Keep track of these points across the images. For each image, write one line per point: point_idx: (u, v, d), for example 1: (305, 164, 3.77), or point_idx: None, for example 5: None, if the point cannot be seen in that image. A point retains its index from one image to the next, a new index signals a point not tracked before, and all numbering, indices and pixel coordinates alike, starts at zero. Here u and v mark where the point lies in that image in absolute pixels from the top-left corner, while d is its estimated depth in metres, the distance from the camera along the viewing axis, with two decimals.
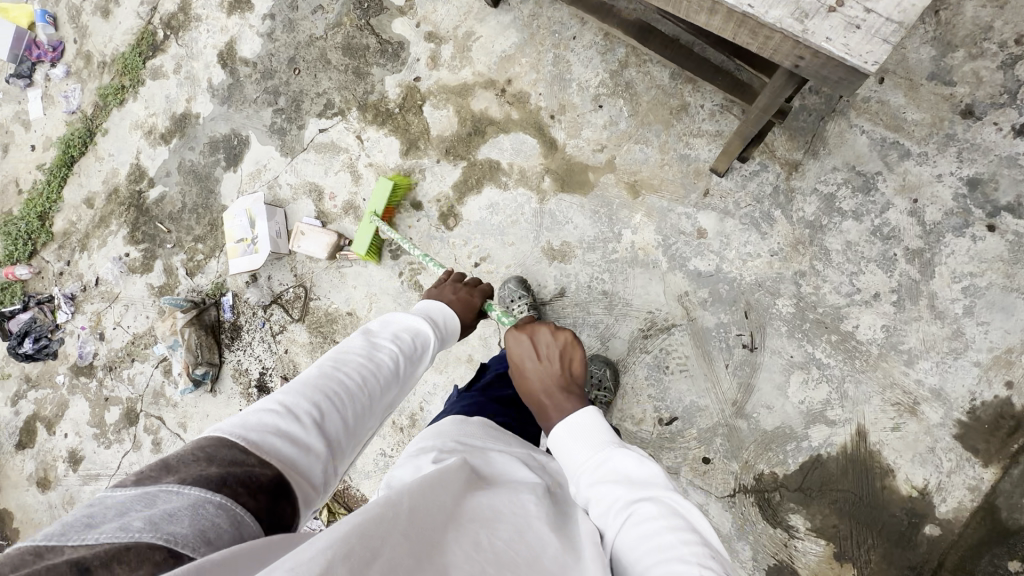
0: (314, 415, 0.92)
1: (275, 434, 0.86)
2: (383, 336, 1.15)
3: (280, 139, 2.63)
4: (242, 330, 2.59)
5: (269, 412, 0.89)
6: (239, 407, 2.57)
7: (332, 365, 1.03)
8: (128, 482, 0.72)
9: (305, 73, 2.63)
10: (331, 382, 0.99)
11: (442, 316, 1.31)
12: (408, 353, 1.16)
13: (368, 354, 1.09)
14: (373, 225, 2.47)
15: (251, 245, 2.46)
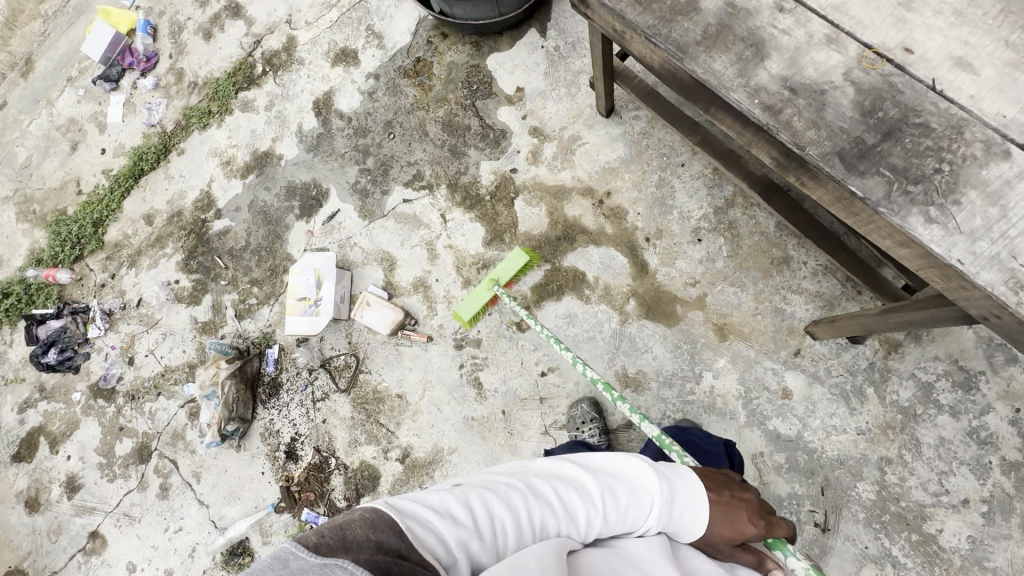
0: (472, 528, 0.92)
1: (438, 531, 0.89)
2: (601, 481, 1.09)
3: (360, 200, 2.57)
4: (281, 389, 2.46)
5: (449, 508, 0.93)
6: (261, 469, 2.41)
7: (517, 485, 1.04)
8: (312, 546, 0.75)
9: (399, 139, 2.59)
10: (502, 498, 1.00)
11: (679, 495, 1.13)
12: (610, 507, 1.06)
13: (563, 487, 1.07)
14: (441, 310, 2.38)
15: (314, 306, 2.38)
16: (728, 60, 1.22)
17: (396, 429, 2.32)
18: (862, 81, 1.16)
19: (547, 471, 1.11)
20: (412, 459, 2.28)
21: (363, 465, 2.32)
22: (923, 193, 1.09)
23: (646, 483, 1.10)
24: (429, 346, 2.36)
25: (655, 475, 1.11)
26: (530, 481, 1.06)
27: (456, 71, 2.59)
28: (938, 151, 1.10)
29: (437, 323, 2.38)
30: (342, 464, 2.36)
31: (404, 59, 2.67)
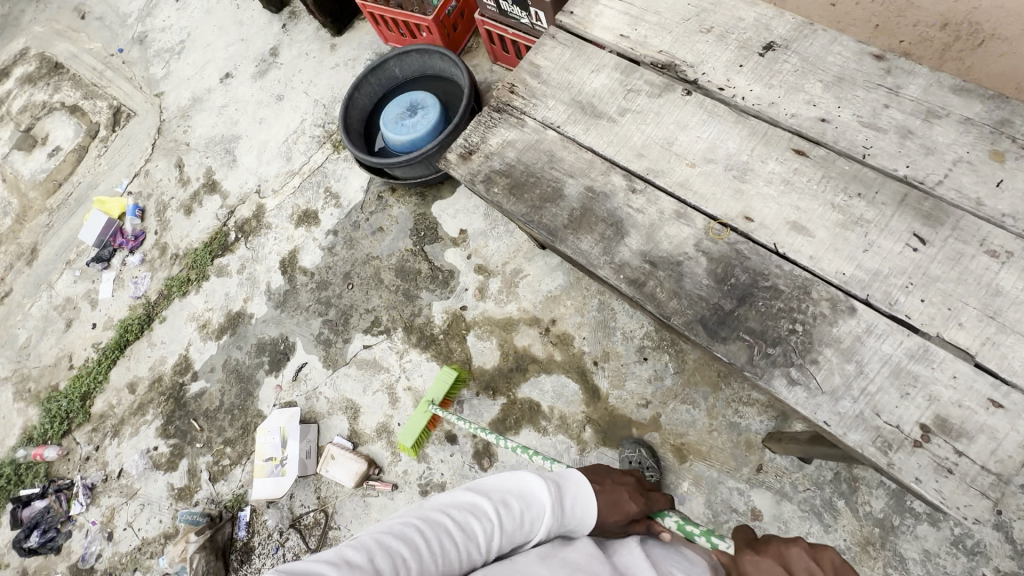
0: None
1: None
2: (495, 501, 1.03)
3: (324, 350, 2.69)
4: (253, 554, 2.43)
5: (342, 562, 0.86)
6: None
7: (412, 522, 0.96)
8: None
9: (358, 289, 2.76)
10: (396, 542, 0.92)
11: (573, 506, 1.10)
12: (511, 531, 1.01)
13: (461, 519, 1.00)
14: (404, 454, 2.40)
15: (280, 467, 2.42)
16: (593, 240, 1.34)
17: None
18: (712, 250, 1.26)
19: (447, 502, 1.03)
20: None
21: None
22: (782, 354, 1.14)
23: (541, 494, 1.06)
24: (395, 494, 2.35)
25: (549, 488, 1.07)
26: (431, 515, 0.99)
27: (405, 220, 2.81)
28: (789, 312, 1.16)
29: (401, 469, 2.38)
30: None
31: (359, 215, 2.91)
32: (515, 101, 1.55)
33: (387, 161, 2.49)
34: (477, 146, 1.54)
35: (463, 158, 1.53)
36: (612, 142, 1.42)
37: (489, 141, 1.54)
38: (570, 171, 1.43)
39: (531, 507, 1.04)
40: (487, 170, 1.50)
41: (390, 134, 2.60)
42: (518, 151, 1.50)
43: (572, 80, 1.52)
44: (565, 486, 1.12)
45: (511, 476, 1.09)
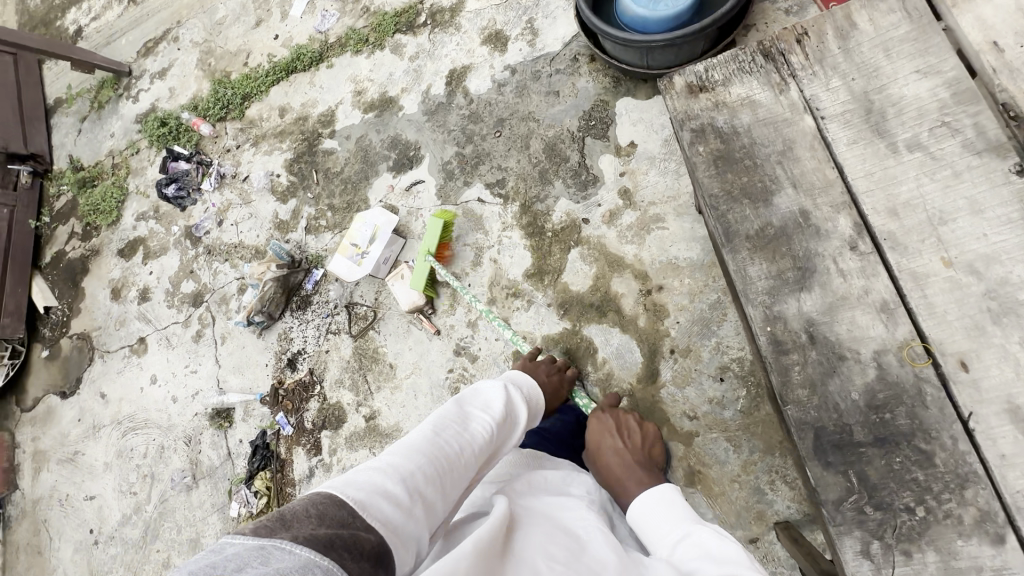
0: (412, 482, 0.99)
1: (379, 497, 0.93)
2: (484, 411, 1.22)
3: (443, 180, 2.68)
4: (309, 307, 2.76)
5: (377, 472, 0.98)
6: (266, 361, 2.77)
7: (431, 432, 1.11)
8: (250, 532, 0.78)
9: (502, 141, 2.62)
10: (425, 449, 1.07)
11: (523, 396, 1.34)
12: (499, 427, 1.22)
13: (463, 425, 1.16)
14: (459, 312, 2.49)
15: (358, 258, 2.57)
16: (766, 271, 1.11)
17: (375, 391, 2.53)
18: (890, 370, 1.01)
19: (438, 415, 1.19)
20: (374, 423, 2.49)
21: (337, 404, 2.58)
22: (878, 521, 0.97)
23: (515, 402, 1.28)
24: (434, 338, 2.50)
25: (518, 398, 1.30)
26: (439, 425, 1.14)
27: (584, 100, 2.53)
28: (922, 489, 0.95)
29: (450, 323, 2.49)
30: (323, 393, 2.63)
31: (544, 67, 2.64)
32: (793, 55, 1.19)
33: (605, 26, 2.13)
34: (714, 86, 1.24)
35: (689, 92, 1.25)
36: (870, 175, 1.09)
37: (730, 89, 1.23)
38: (796, 180, 1.14)
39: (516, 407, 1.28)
40: (706, 122, 1.23)
41: None
42: (754, 120, 1.20)
43: (882, 67, 1.13)
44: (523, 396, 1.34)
45: (484, 385, 1.30)
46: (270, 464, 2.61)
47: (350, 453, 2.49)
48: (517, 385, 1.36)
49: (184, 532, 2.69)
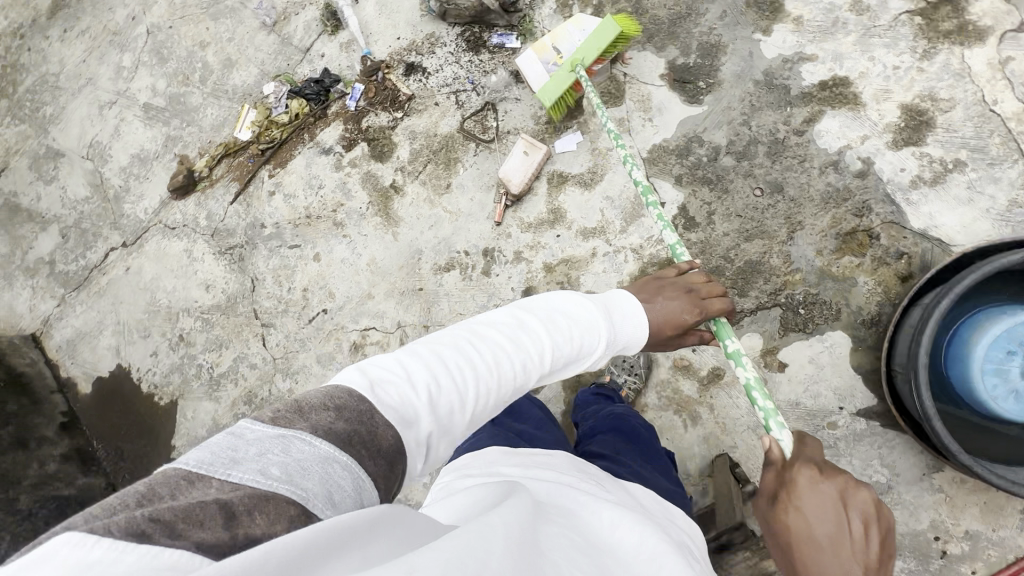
0: (436, 388, 0.95)
1: (394, 395, 0.90)
2: (538, 317, 1.15)
3: (674, 147, 2.11)
4: (472, 54, 2.34)
5: (405, 372, 0.94)
6: (402, 36, 2.44)
7: (473, 336, 1.07)
8: (270, 421, 0.76)
9: (747, 203, 2.03)
10: (461, 352, 1.03)
11: (615, 321, 1.25)
12: (558, 332, 1.14)
13: (513, 332, 1.10)
14: (524, 236, 2.26)
15: (556, 70, 2.10)
16: None
17: (419, 178, 2.40)
18: None
19: (496, 320, 1.15)
20: (390, 195, 2.43)
21: (390, 146, 2.44)
22: None
23: (584, 309, 1.20)
24: (490, 218, 2.30)
25: (587, 303, 1.21)
26: (485, 333, 1.09)
27: (835, 287, 1.94)
28: None
29: (511, 229, 2.27)
30: (396, 121, 2.44)
31: (876, 217, 1.93)
32: None
33: (938, 317, 1.53)
34: None
35: None
36: None
37: None
38: None
39: (593, 334, 1.17)
40: None
41: (1002, 328, 1.52)
42: None
43: None
44: (615, 318, 1.25)
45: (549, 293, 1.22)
46: (315, 105, 2.54)
47: (357, 183, 2.48)
48: (605, 306, 1.25)
49: (232, 46, 2.69)
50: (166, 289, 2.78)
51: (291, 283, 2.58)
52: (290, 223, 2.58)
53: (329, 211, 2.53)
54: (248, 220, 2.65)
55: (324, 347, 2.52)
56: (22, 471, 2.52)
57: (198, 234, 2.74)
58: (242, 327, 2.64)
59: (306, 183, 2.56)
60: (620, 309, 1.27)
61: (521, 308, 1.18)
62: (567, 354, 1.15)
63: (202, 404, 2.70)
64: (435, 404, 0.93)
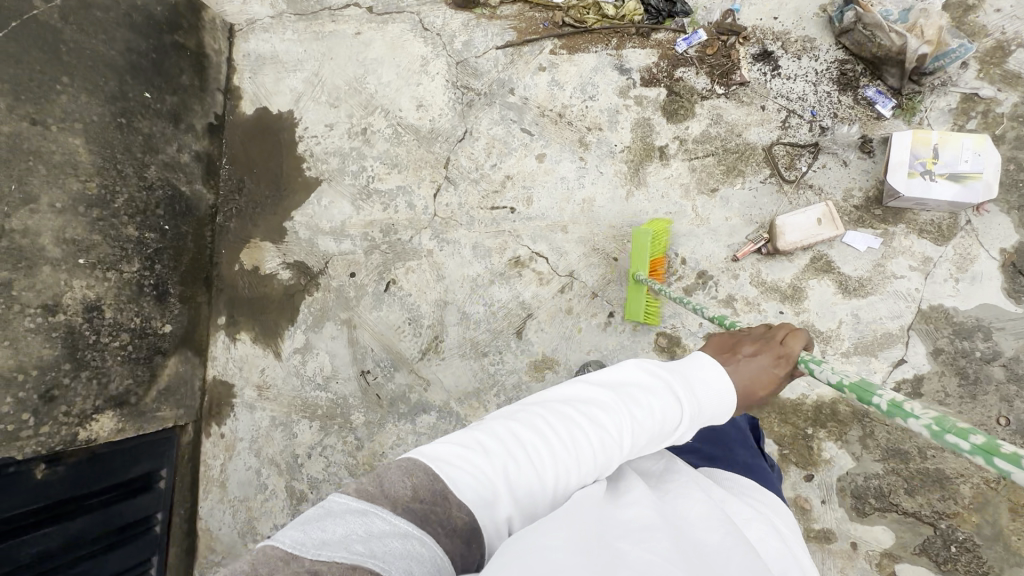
0: (514, 469, 0.92)
1: (461, 476, 0.89)
2: (616, 395, 1.04)
3: (958, 321, 1.89)
4: (835, 89, 2.06)
5: (474, 458, 0.92)
6: (780, 20, 2.14)
7: (545, 415, 1.00)
8: (353, 494, 0.85)
9: (985, 423, 1.84)
10: (540, 433, 0.97)
11: (705, 391, 1.11)
12: (642, 416, 1.02)
13: (590, 409, 1.01)
14: (748, 288, 2.08)
15: (919, 171, 1.84)
16: None
17: (692, 161, 2.17)
18: None
19: (570, 393, 1.06)
20: (652, 156, 2.22)
21: (687, 112, 2.20)
22: None
23: (656, 380, 1.09)
24: (730, 248, 2.11)
25: (661, 382, 1.08)
26: (566, 408, 1.01)
27: (1000, 552, 1.81)
28: None
29: (742, 272, 2.09)
30: (710, 92, 2.18)
31: None
32: None
33: None
34: None
35: None
36: None
37: None
38: None
39: (676, 415, 1.05)
40: None
41: None
42: None
43: None
44: (700, 386, 1.11)
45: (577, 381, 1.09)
46: (647, 19, 2.27)
47: (628, 121, 2.26)
48: (689, 379, 1.11)
49: None
50: (380, 78, 2.60)
51: (498, 161, 2.40)
52: (537, 108, 2.37)
53: (582, 125, 2.31)
54: (500, 75, 2.43)
55: (487, 239, 2.38)
56: (164, 146, 2.44)
57: (444, 52, 2.53)
58: (426, 164, 2.49)
59: (581, 84, 2.33)
60: (711, 385, 1.12)
61: (603, 381, 1.08)
62: (656, 430, 1.02)
63: (342, 202, 2.59)
64: (515, 486, 0.91)
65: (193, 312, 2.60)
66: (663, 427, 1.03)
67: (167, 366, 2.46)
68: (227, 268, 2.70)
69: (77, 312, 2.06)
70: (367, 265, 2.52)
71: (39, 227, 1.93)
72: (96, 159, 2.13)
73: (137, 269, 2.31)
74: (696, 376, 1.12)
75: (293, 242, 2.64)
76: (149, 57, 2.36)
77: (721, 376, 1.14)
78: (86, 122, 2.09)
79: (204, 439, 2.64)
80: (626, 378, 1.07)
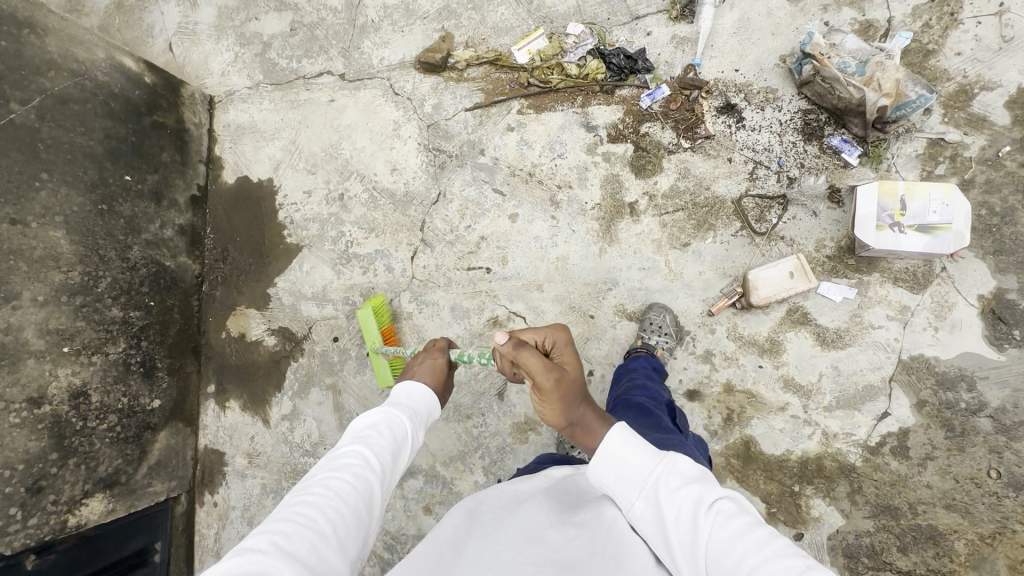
0: (281, 542, 0.94)
1: (229, 572, 0.85)
2: (352, 441, 1.20)
3: (940, 371, 1.86)
4: (800, 139, 2.06)
5: (240, 555, 0.89)
6: (742, 73, 2.15)
7: (290, 496, 1.06)
8: None
9: (975, 476, 1.79)
10: (291, 510, 1.02)
11: (421, 400, 1.43)
12: (378, 441, 1.21)
13: (337, 463, 1.15)
14: (726, 342, 2.06)
15: (887, 223, 1.82)
16: None
17: (662, 216, 2.17)
18: None
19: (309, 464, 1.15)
20: (623, 212, 2.23)
21: (655, 167, 2.20)
22: None
23: (380, 411, 1.30)
24: (705, 303, 2.09)
25: (382, 411, 1.31)
26: (309, 479, 1.11)
27: None
28: None
29: (718, 326, 2.07)
30: (677, 147, 2.19)
31: None
32: None
33: None
34: None
35: None
36: None
37: None
38: None
39: (406, 426, 1.30)
40: None
41: None
42: None
43: None
44: (415, 397, 1.43)
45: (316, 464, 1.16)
46: (610, 76, 2.29)
47: (597, 178, 2.27)
48: (401, 400, 1.40)
49: None
50: (354, 143, 2.65)
51: (472, 222, 2.42)
52: (508, 168, 2.40)
53: (552, 183, 2.33)
54: (470, 137, 2.47)
55: (465, 300, 2.39)
56: (147, 224, 2.50)
57: (415, 116, 2.57)
58: (402, 227, 2.52)
59: (550, 143, 2.35)
60: (422, 397, 1.45)
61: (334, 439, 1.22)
62: (396, 448, 1.24)
63: (323, 267, 2.62)
64: (290, 553, 0.93)
65: (182, 383, 2.63)
66: (397, 438, 1.25)
67: (157, 441, 2.49)
68: (214, 336, 2.74)
69: (63, 400, 2.09)
70: (350, 330, 2.54)
71: (22, 322, 1.98)
72: (78, 248, 2.18)
73: (123, 349, 2.35)
74: (395, 400, 1.40)
75: (277, 308, 2.67)
76: (129, 140, 2.43)
77: (420, 387, 1.47)
78: (66, 213, 2.15)
79: (198, 508, 2.64)
80: (354, 428, 1.24)
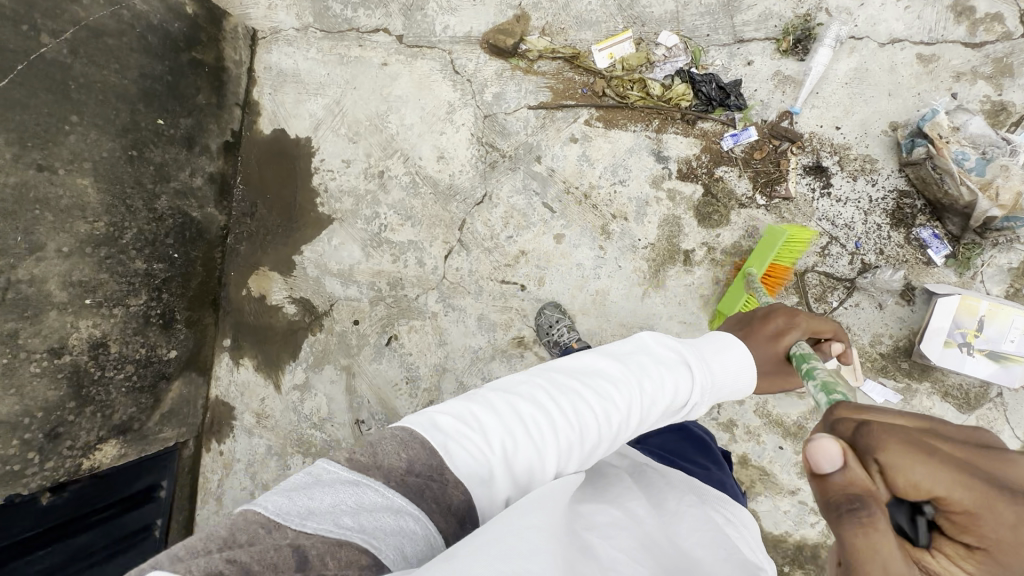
0: (512, 446, 0.96)
1: (456, 443, 0.94)
2: (619, 370, 1.14)
3: None
4: (886, 223, 1.88)
5: (478, 430, 0.97)
6: (842, 133, 1.93)
7: (546, 391, 1.08)
8: (344, 465, 0.87)
9: None
10: (540, 414, 1.02)
11: (716, 364, 1.23)
12: (636, 395, 1.11)
13: (594, 386, 1.10)
14: (752, 416, 2.00)
15: (957, 341, 1.71)
16: None
17: (718, 273, 2.04)
18: None
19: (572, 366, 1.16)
20: (676, 259, 2.09)
21: (721, 218, 2.04)
22: None
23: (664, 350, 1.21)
24: None
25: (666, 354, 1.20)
26: (562, 383, 1.10)
27: None
28: None
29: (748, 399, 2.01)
30: (751, 201, 2.01)
31: None
32: None
33: None
34: None
35: None
36: None
37: None
38: None
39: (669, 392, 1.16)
40: None
41: None
42: None
43: None
44: (711, 355, 1.24)
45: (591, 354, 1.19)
46: (696, 106, 2.07)
47: (656, 215, 2.11)
48: (700, 357, 1.22)
49: None
50: (403, 119, 2.45)
51: (515, 234, 2.29)
52: (563, 183, 2.23)
53: (608, 211, 2.17)
54: (529, 139, 2.27)
55: (494, 313, 2.32)
56: (177, 172, 2.36)
57: (472, 102, 2.35)
58: (441, 222, 2.39)
59: (614, 165, 2.16)
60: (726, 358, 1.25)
61: (603, 360, 1.17)
62: (648, 409, 1.13)
63: (352, 246, 2.52)
64: (512, 458, 0.95)
65: (199, 335, 2.62)
66: (672, 397, 1.14)
67: (171, 390, 2.52)
68: (234, 292, 2.69)
69: (83, 351, 2.09)
70: (371, 316, 2.49)
71: (45, 273, 1.93)
72: (106, 197, 2.08)
73: (144, 302, 2.31)
74: (697, 354, 1.23)
75: (301, 277, 2.60)
76: (164, 80, 2.24)
77: (743, 353, 1.27)
78: (95, 160, 2.03)
79: (204, 453, 2.73)
80: (631, 357, 1.18)
